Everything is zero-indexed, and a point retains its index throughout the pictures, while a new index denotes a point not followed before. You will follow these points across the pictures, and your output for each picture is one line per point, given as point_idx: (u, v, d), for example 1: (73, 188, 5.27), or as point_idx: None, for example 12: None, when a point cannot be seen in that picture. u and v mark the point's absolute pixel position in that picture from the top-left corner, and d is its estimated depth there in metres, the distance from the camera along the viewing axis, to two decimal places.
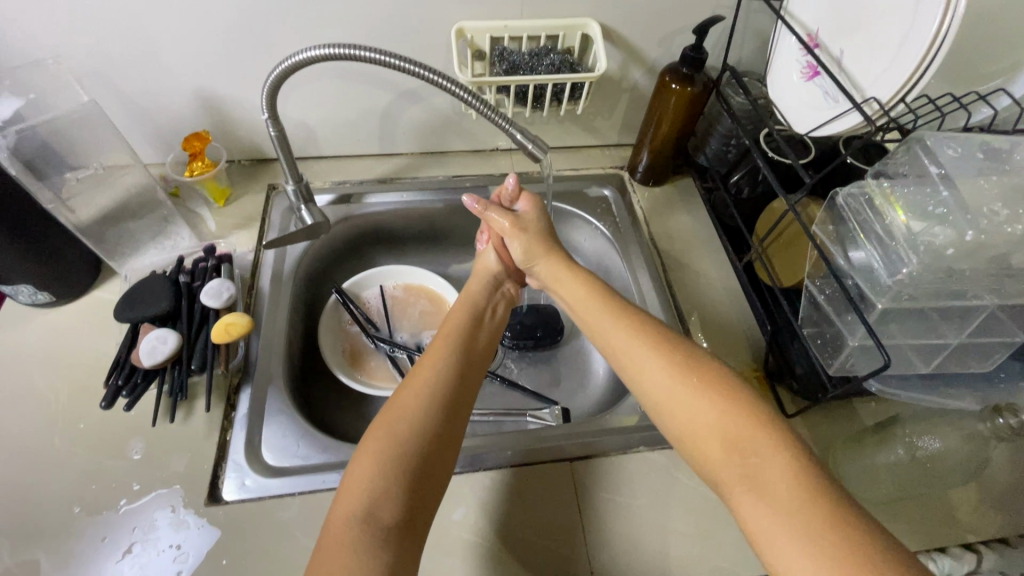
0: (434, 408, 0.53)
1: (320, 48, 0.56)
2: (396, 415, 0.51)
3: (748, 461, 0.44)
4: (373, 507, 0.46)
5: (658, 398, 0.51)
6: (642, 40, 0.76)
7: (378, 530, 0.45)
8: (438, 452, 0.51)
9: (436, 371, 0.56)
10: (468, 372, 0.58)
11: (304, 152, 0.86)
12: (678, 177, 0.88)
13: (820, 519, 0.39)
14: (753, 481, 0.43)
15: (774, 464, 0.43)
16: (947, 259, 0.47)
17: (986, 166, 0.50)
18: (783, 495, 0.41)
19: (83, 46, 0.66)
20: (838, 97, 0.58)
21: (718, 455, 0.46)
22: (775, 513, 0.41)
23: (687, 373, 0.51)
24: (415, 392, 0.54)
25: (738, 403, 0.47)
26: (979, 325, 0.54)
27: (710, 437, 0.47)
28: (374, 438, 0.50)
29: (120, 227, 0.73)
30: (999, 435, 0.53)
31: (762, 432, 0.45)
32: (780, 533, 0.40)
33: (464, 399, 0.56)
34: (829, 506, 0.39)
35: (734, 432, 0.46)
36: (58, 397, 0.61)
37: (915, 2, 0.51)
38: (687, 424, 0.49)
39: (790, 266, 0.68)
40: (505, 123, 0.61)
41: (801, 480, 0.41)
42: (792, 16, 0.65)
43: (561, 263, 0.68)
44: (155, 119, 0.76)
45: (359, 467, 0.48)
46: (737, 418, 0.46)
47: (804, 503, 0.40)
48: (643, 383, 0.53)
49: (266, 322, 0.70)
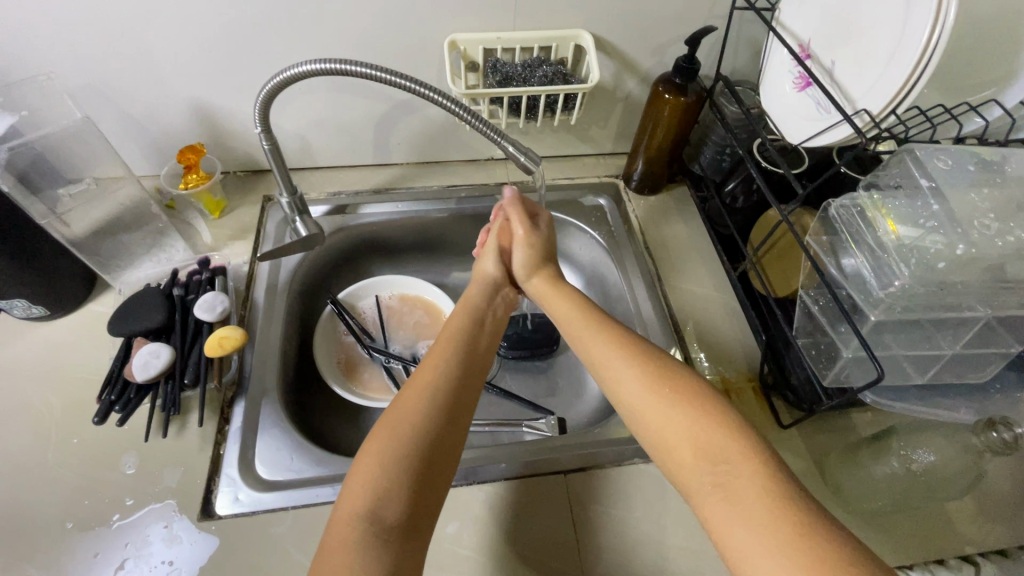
0: (438, 406, 0.52)
1: (312, 63, 0.56)
2: (399, 413, 0.51)
3: (718, 469, 0.44)
4: (378, 508, 0.46)
5: (634, 404, 0.52)
6: (635, 50, 0.76)
7: (381, 531, 0.45)
8: (442, 451, 0.50)
9: (440, 368, 0.56)
10: (473, 369, 0.58)
11: (299, 163, 0.86)
12: (673, 186, 0.88)
13: (785, 530, 0.39)
14: (724, 489, 0.43)
15: (744, 473, 0.43)
16: (939, 272, 0.47)
17: (978, 178, 0.50)
18: (751, 504, 0.41)
19: (78, 61, 0.66)
20: (829, 108, 0.58)
21: (691, 462, 0.46)
22: (744, 521, 0.40)
23: (660, 382, 0.51)
24: (418, 389, 0.53)
25: (712, 411, 0.48)
26: (974, 336, 0.54)
27: (682, 444, 0.47)
28: (377, 437, 0.50)
29: (115, 239, 0.73)
30: (994, 450, 0.51)
31: (737, 440, 0.45)
32: (746, 543, 0.40)
33: (468, 396, 0.55)
34: (795, 515, 0.39)
35: (705, 440, 0.46)
36: (52, 412, 0.61)
37: (904, 14, 0.52)
38: (660, 432, 0.49)
39: (783, 276, 0.68)
40: (497, 136, 0.61)
41: (772, 488, 0.41)
42: (784, 27, 0.65)
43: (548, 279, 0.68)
44: (150, 132, 0.76)
45: (362, 466, 0.48)
46: (713, 426, 0.47)
47: (771, 513, 0.40)
48: (620, 391, 0.53)
49: (260, 334, 0.69)
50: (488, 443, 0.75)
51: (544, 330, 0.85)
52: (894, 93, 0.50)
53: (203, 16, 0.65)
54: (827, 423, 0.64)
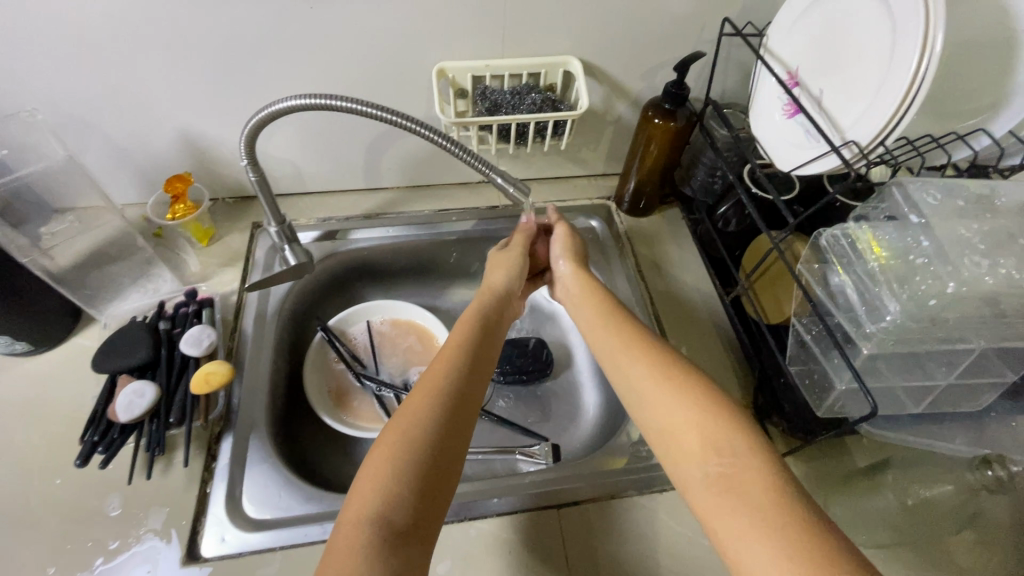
0: (448, 407, 0.51)
1: (297, 98, 0.56)
2: (408, 415, 0.50)
3: (724, 461, 0.44)
4: (388, 511, 0.44)
5: (645, 396, 0.52)
6: (624, 75, 0.76)
7: (391, 532, 0.43)
8: (451, 452, 0.49)
9: (449, 368, 0.55)
10: (482, 371, 0.57)
11: (288, 189, 0.86)
12: (665, 207, 0.88)
13: (791, 523, 0.38)
14: (731, 482, 0.42)
15: (751, 466, 0.43)
16: (930, 308, 0.47)
17: (967, 212, 0.50)
18: (757, 497, 0.41)
19: (61, 93, 0.65)
20: (818, 137, 0.58)
21: (697, 452, 0.46)
22: (750, 515, 0.40)
23: (671, 374, 0.52)
24: (427, 391, 0.52)
25: (720, 406, 0.48)
26: (969, 366, 0.53)
27: (689, 433, 0.47)
28: (386, 438, 0.48)
29: (101, 271, 0.72)
30: (988, 487, 0.54)
31: (744, 435, 0.45)
32: (752, 534, 0.39)
33: (476, 398, 0.54)
34: (799, 512, 0.39)
35: (714, 432, 0.46)
36: (35, 451, 0.60)
37: (890, 45, 0.51)
38: (667, 421, 0.49)
39: (776, 303, 0.67)
40: (484, 167, 0.60)
41: (778, 488, 0.41)
42: (772, 53, 0.65)
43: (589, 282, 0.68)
44: (136, 160, 0.76)
45: (370, 470, 0.46)
46: (721, 424, 0.46)
47: (775, 505, 0.40)
48: (634, 385, 0.53)
49: (248, 366, 0.68)
50: (481, 471, 0.74)
51: (539, 355, 0.84)
52: (881, 125, 0.50)
53: (189, 47, 0.64)
54: (822, 451, 0.63)
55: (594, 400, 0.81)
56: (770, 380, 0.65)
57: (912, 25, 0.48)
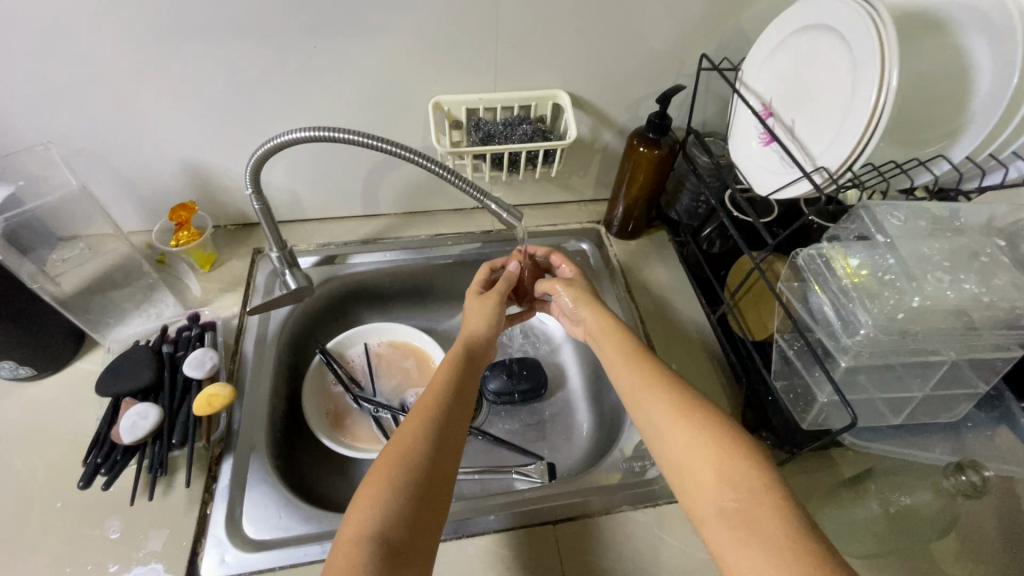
0: (438, 435, 0.54)
1: (302, 130, 0.59)
2: (401, 444, 0.52)
3: (740, 497, 0.46)
4: (385, 529, 0.46)
5: (665, 433, 0.53)
6: (610, 107, 0.81)
7: (386, 551, 0.45)
8: (442, 478, 0.51)
9: (438, 398, 0.57)
10: (468, 401, 0.59)
11: (289, 217, 0.89)
12: (653, 230, 0.91)
13: (805, 559, 0.40)
14: (745, 519, 0.44)
15: (762, 501, 0.45)
16: (900, 322, 0.50)
17: (929, 233, 0.54)
18: (770, 532, 0.43)
19: (73, 128, 0.69)
20: (792, 164, 0.62)
21: (714, 487, 0.48)
22: (765, 548, 0.42)
23: (690, 410, 0.54)
24: (420, 415, 0.55)
25: (735, 443, 0.50)
26: (942, 377, 0.56)
27: (708, 468, 0.49)
28: (381, 464, 0.50)
29: (104, 297, 0.75)
30: (964, 492, 0.56)
31: (758, 471, 0.47)
32: (767, 569, 0.41)
33: (462, 427, 0.57)
34: (811, 548, 0.41)
35: (730, 468, 0.48)
36: (36, 475, 0.61)
37: (852, 79, 0.56)
38: (686, 456, 0.51)
39: (759, 320, 0.70)
40: (479, 194, 0.63)
41: (788, 523, 0.43)
42: (746, 85, 0.70)
43: (601, 313, 0.69)
44: (143, 191, 0.78)
45: (366, 492, 0.48)
46: (735, 458, 0.48)
47: (787, 539, 0.42)
48: (653, 417, 0.55)
49: (249, 388, 0.70)
50: (477, 491, 0.74)
51: (532, 375, 0.84)
52: (847, 153, 0.54)
53: (198, 82, 0.68)
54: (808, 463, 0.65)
55: (587, 420, 0.83)
56: (758, 398, 0.67)
57: (870, 62, 0.52)
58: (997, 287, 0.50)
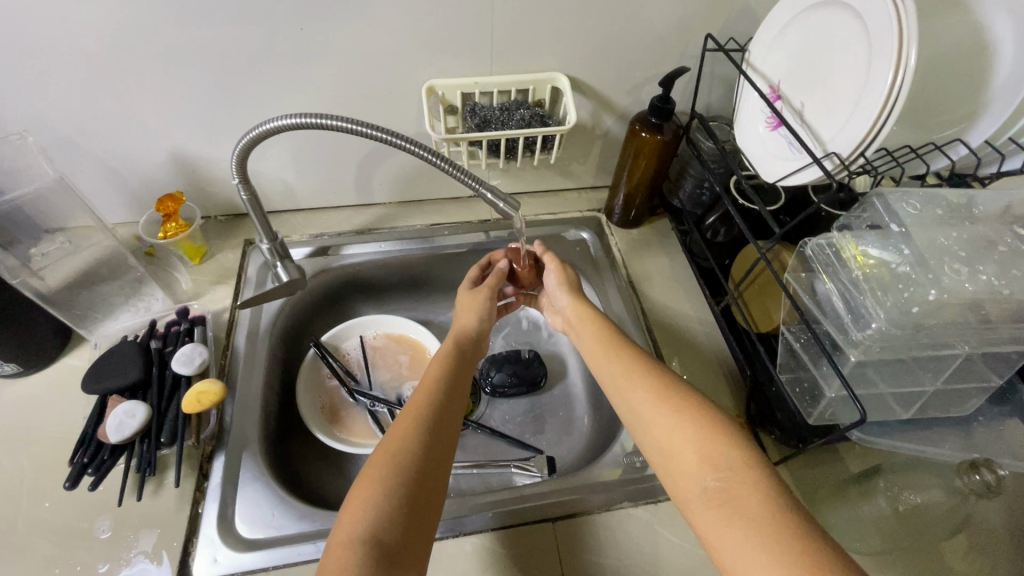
0: (431, 432, 0.52)
1: (286, 117, 0.56)
2: (393, 442, 0.51)
3: (722, 475, 0.44)
4: (376, 530, 0.44)
5: (643, 415, 0.52)
6: (611, 91, 0.77)
7: (380, 552, 0.43)
8: (436, 475, 0.50)
9: (430, 396, 0.56)
10: (462, 397, 0.58)
11: (281, 207, 0.86)
12: (655, 218, 0.89)
13: (790, 534, 0.39)
14: (727, 497, 0.43)
15: (745, 479, 0.44)
16: (914, 316, 0.48)
17: (944, 222, 0.51)
18: (752, 509, 0.41)
19: (51, 117, 0.66)
20: (801, 149, 0.59)
21: (696, 468, 0.46)
22: (749, 526, 0.40)
23: (666, 394, 0.52)
24: (413, 410, 0.54)
25: (710, 421, 0.49)
26: (955, 371, 0.55)
27: (687, 451, 0.47)
28: (372, 464, 0.49)
29: (91, 291, 0.73)
30: (976, 491, 0.57)
31: (739, 448, 0.46)
32: (752, 546, 0.39)
33: (457, 421, 0.55)
34: (792, 519, 0.40)
35: (709, 447, 0.47)
36: (23, 474, 0.60)
37: (867, 59, 0.53)
38: (665, 439, 0.50)
39: (765, 312, 0.68)
40: (475, 184, 0.60)
41: (772, 500, 0.42)
42: (754, 66, 0.67)
43: (586, 307, 0.67)
44: (128, 181, 0.76)
45: (359, 492, 0.47)
46: (713, 437, 0.47)
47: (771, 516, 0.40)
48: (631, 401, 0.54)
49: (242, 383, 0.68)
50: (476, 485, 0.73)
51: (530, 367, 0.82)
52: (861, 137, 0.51)
53: (183, 68, 0.65)
54: (815, 457, 0.64)
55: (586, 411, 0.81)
56: (762, 389, 0.65)
57: (886, 41, 0.49)
58: (1014, 279, 0.48)
